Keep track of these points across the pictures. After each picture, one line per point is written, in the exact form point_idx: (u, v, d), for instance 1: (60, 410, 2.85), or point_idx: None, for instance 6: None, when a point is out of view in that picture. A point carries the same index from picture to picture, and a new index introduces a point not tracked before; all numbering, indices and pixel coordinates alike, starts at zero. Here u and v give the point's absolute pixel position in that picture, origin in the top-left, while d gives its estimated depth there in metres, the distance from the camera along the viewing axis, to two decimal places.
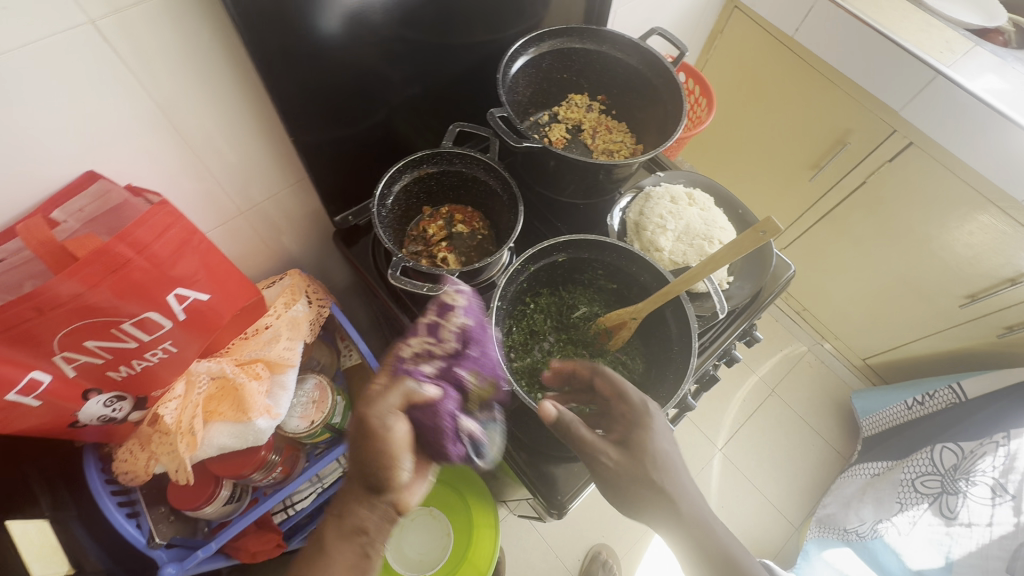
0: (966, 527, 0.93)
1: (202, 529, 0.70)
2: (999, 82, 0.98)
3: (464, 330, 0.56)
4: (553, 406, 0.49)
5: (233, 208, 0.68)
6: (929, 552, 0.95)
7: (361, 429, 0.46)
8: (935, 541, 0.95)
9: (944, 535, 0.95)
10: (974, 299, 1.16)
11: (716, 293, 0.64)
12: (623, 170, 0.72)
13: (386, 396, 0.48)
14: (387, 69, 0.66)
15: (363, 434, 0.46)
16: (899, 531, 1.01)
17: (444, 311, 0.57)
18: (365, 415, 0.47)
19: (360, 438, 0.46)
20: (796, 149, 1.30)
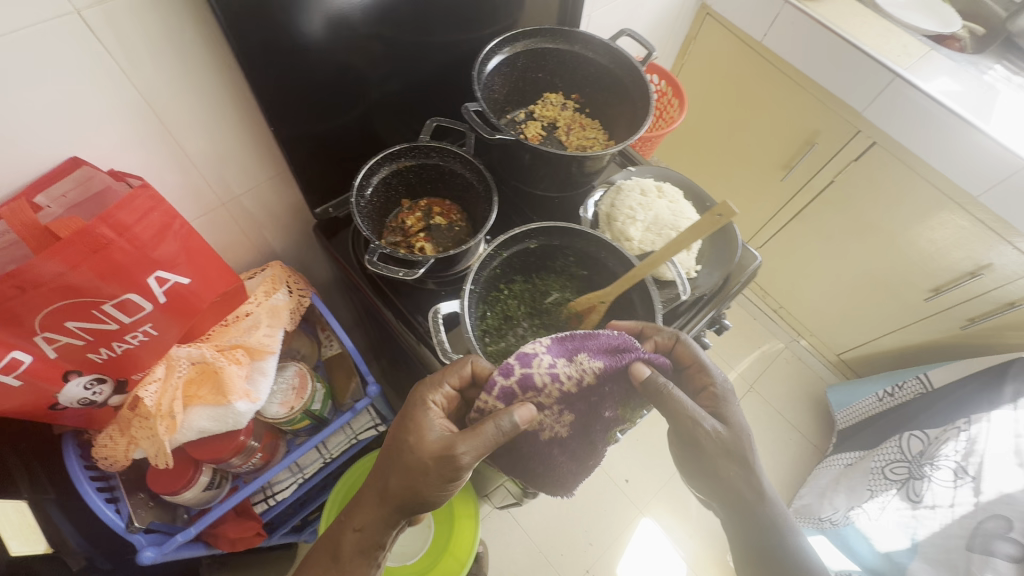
0: (931, 509, 0.95)
1: (181, 516, 0.72)
2: (953, 84, 1.02)
3: (566, 367, 0.55)
4: (644, 369, 0.55)
5: (215, 199, 0.70)
6: (896, 534, 0.97)
7: (445, 470, 0.52)
8: (903, 524, 0.97)
9: (911, 518, 0.97)
10: (939, 291, 1.20)
11: (681, 280, 0.69)
12: (594, 162, 0.75)
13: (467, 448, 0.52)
14: (366, 66, 0.69)
15: (440, 470, 0.52)
16: (869, 516, 1.04)
17: (524, 364, 0.54)
18: (455, 458, 0.51)
19: (437, 475, 0.53)
20: (767, 150, 1.35)
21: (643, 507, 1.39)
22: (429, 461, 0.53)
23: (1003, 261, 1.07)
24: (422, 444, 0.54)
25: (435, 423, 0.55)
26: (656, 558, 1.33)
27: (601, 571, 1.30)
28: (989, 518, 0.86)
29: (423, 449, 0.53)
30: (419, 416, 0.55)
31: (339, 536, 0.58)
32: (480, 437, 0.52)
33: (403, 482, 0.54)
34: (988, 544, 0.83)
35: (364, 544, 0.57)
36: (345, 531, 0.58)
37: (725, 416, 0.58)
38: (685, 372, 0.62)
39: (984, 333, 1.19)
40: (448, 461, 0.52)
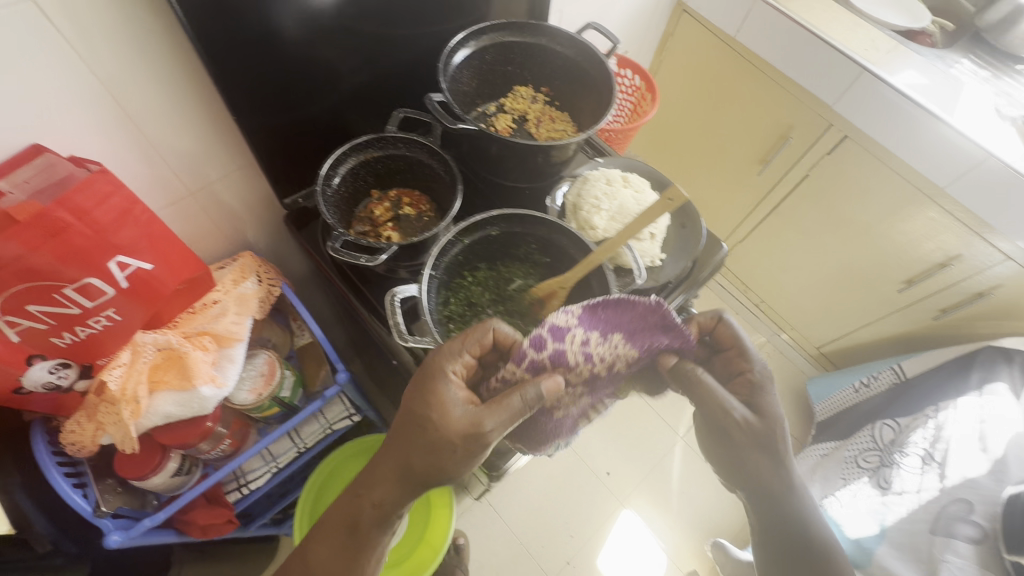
0: (899, 495, 0.93)
1: (151, 502, 0.73)
2: (920, 77, 1.04)
3: (599, 346, 0.58)
4: (671, 357, 0.59)
5: (183, 188, 0.71)
6: (866, 520, 0.94)
7: (472, 446, 0.53)
8: (873, 510, 0.94)
9: (881, 504, 0.94)
10: (912, 283, 1.22)
11: (637, 264, 0.69)
12: (560, 152, 0.76)
13: (494, 419, 0.52)
14: (330, 57, 0.70)
15: (467, 447, 0.53)
16: (839, 504, 1.01)
17: (557, 338, 0.56)
18: (484, 433, 0.52)
19: (464, 452, 0.53)
20: (744, 145, 1.36)
21: (624, 499, 1.40)
22: (457, 438, 0.52)
23: (970, 250, 1.09)
24: (447, 422, 0.53)
25: (455, 396, 0.54)
26: (637, 548, 1.34)
27: (582, 562, 1.31)
28: (952, 501, 0.87)
29: (449, 427, 0.53)
30: (440, 390, 0.54)
31: (358, 510, 0.57)
32: (509, 410, 0.52)
33: (427, 459, 0.54)
34: (950, 526, 0.85)
35: (383, 517, 0.57)
36: (363, 504, 0.57)
37: (759, 407, 0.59)
38: (724, 355, 0.63)
39: (956, 323, 1.21)
40: (475, 438, 0.52)
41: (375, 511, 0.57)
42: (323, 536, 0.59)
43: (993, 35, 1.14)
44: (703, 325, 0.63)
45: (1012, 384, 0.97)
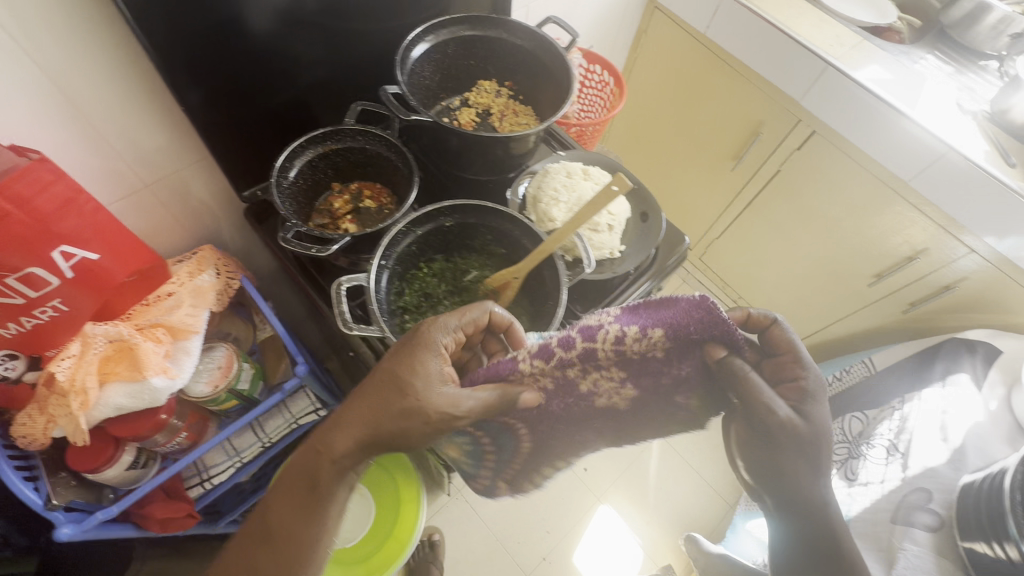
0: (864, 486, 0.92)
1: (107, 496, 0.72)
2: (883, 72, 1.05)
3: (632, 336, 0.49)
4: (720, 351, 0.47)
5: (137, 180, 0.71)
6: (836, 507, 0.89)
7: (447, 422, 0.52)
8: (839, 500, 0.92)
9: (846, 495, 0.92)
10: (881, 277, 1.23)
11: (585, 251, 0.68)
12: (519, 144, 0.76)
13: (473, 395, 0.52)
14: (282, 49, 0.71)
15: (441, 422, 0.52)
16: None
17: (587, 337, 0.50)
18: (462, 411, 0.51)
19: (436, 426, 0.52)
20: (717, 141, 1.37)
21: (601, 495, 1.40)
22: (434, 412, 0.52)
23: (936, 244, 1.10)
24: (428, 393, 0.52)
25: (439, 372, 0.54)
26: (614, 543, 1.34)
27: (558, 557, 1.31)
28: (912, 491, 0.86)
29: (429, 398, 0.52)
30: (426, 361, 0.53)
31: (318, 467, 0.53)
32: (489, 391, 0.52)
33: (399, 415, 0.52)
34: (909, 515, 0.82)
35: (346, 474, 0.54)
36: (322, 461, 0.53)
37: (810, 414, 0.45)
38: (775, 360, 0.48)
39: (924, 317, 1.22)
40: (452, 416, 0.52)
41: (336, 468, 0.53)
42: (284, 488, 0.54)
43: (957, 32, 1.15)
44: (750, 323, 0.49)
45: (973, 375, 0.99)
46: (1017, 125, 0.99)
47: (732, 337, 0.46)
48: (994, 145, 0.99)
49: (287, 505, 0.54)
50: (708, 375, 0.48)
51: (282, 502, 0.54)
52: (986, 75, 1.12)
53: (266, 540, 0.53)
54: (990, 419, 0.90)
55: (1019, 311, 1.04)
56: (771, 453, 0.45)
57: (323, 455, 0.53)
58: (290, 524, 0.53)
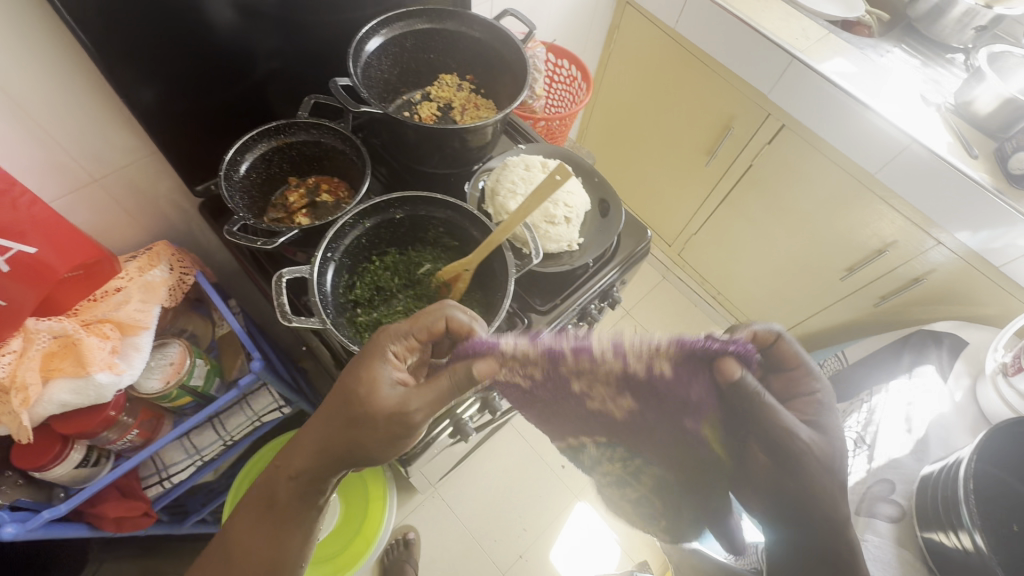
0: None
1: (58, 495, 0.70)
2: (848, 65, 1.06)
3: (634, 341, 0.42)
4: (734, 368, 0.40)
5: (84, 175, 0.71)
6: None
7: (394, 425, 0.51)
8: None
9: None
10: (853, 271, 1.23)
11: (533, 242, 0.67)
12: (475, 136, 0.75)
13: (421, 397, 0.50)
14: (231, 43, 0.71)
15: (389, 426, 0.51)
16: None
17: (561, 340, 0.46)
18: (409, 415, 0.50)
19: (383, 430, 0.51)
20: (691, 136, 1.37)
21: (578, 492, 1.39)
22: (381, 416, 0.50)
23: (905, 238, 1.10)
24: (374, 402, 0.50)
25: (388, 372, 0.52)
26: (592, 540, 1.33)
27: (535, 554, 1.31)
28: (876, 483, 0.81)
29: (376, 406, 0.50)
30: (374, 368, 0.51)
31: (276, 487, 0.54)
32: (433, 391, 0.50)
33: (349, 433, 0.51)
34: (872, 505, 0.76)
35: (306, 495, 0.54)
36: (280, 479, 0.54)
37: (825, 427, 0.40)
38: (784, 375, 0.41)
39: (895, 310, 1.22)
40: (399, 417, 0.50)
41: (292, 488, 0.53)
42: (250, 507, 0.55)
43: (923, 25, 1.16)
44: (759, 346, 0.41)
45: (939, 366, 0.98)
46: (979, 116, 0.99)
47: (748, 355, 0.40)
48: (957, 136, 0.99)
49: (248, 521, 0.55)
50: (715, 403, 0.41)
51: (244, 516, 0.55)
52: (952, 68, 1.13)
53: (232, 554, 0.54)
54: (954, 409, 0.90)
55: (987, 302, 1.04)
56: (783, 472, 0.39)
57: (280, 474, 0.54)
58: (251, 539, 0.54)
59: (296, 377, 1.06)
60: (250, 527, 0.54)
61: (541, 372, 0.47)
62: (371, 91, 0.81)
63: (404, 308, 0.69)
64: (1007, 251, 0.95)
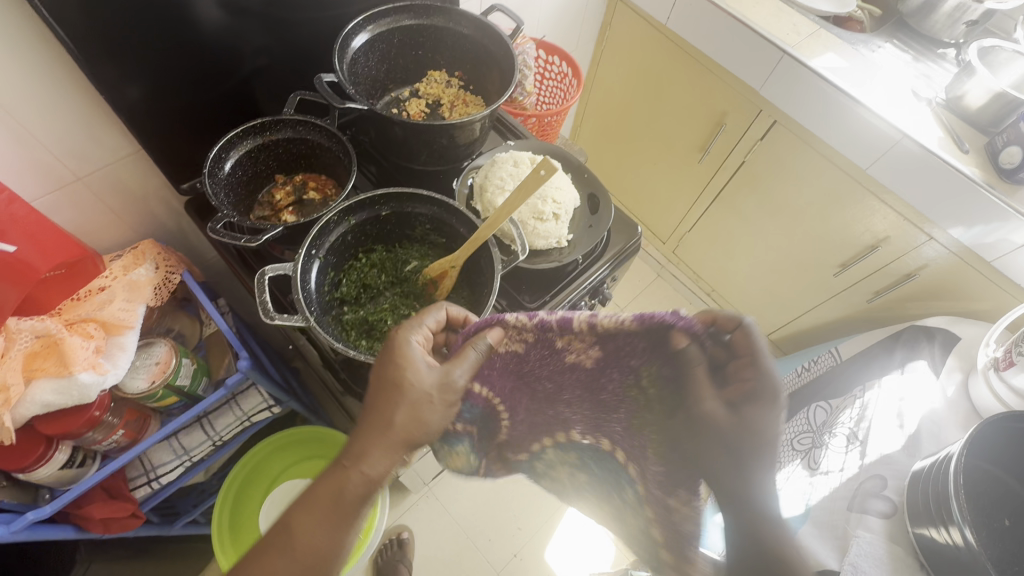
0: (825, 475, 0.88)
1: (42, 496, 0.69)
2: (839, 60, 1.05)
3: (606, 317, 0.47)
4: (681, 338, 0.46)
5: (68, 173, 0.70)
6: (794, 500, 0.88)
7: (448, 395, 0.50)
8: (802, 492, 0.89)
9: (808, 486, 0.88)
10: (845, 267, 1.23)
11: (519, 238, 0.67)
12: (463, 132, 0.75)
13: (464, 365, 0.50)
14: (216, 40, 0.70)
15: (443, 396, 0.50)
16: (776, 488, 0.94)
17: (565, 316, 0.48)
18: (456, 384, 0.50)
19: (441, 403, 0.50)
20: (684, 133, 1.37)
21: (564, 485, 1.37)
22: (431, 389, 0.49)
23: (898, 233, 1.10)
24: (420, 380, 0.49)
25: (421, 352, 0.51)
26: (587, 539, 1.32)
27: (529, 553, 1.30)
28: (867, 478, 0.83)
29: (423, 384, 0.49)
30: (405, 352, 0.50)
31: (345, 481, 0.46)
32: (472, 359, 0.50)
33: (410, 413, 0.48)
34: (864, 502, 0.81)
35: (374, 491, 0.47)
36: (350, 475, 0.46)
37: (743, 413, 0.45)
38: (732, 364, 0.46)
39: (888, 306, 1.22)
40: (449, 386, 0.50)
41: (365, 480, 0.46)
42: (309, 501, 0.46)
43: (915, 20, 1.15)
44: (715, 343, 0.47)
45: (930, 362, 0.97)
46: (970, 111, 0.99)
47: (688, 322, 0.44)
48: (948, 131, 0.99)
49: (314, 519, 0.46)
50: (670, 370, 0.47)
51: (304, 514, 0.46)
52: (944, 63, 1.12)
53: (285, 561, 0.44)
54: (946, 404, 0.89)
55: (980, 296, 1.04)
56: (701, 444, 0.47)
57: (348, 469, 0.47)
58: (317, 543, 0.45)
59: (288, 377, 1.05)
60: (316, 529, 0.45)
61: (533, 339, 0.51)
62: (359, 88, 0.81)
63: (390, 306, 0.69)
64: (1000, 246, 0.95)
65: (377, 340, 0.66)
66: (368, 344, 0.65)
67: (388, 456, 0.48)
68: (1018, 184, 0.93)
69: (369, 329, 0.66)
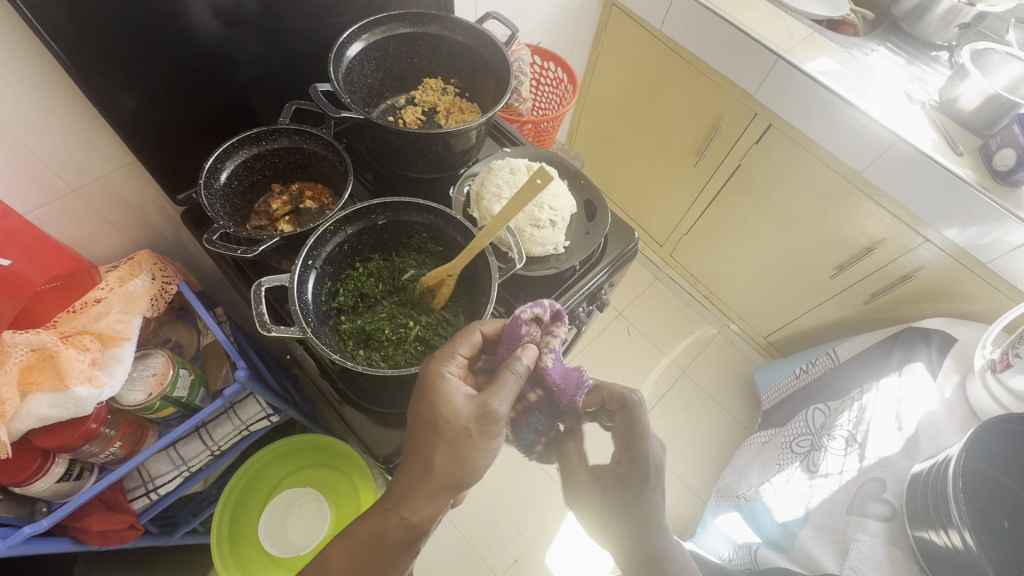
0: (824, 478, 0.89)
1: (40, 510, 0.69)
2: (832, 64, 1.06)
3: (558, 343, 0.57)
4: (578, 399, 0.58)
5: (63, 185, 0.70)
6: (793, 504, 0.89)
7: (486, 426, 0.50)
8: (800, 494, 0.90)
9: (808, 488, 0.90)
10: (842, 269, 1.23)
11: (517, 246, 0.67)
12: (459, 140, 0.75)
13: (500, 395, 0.51)
14: (210, 52, 0.70)
15: (481, 428, 0.50)
16: (774, 489, 0.97)
17: (558, 322, 0.59)
18: (494, 414, 0.51)
19: (479, 434, 0.50)
20: (680, 136, 1.37)
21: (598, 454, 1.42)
22: (468, 422, 0.50)
23: (894, 235, 1.10)
24: (457, 414, 0.50)
25: (456, 387, 0.52)
26: (586, 544, 1.32)
27: (529, 559, 1.30)
28: (865, 481, 0.83)
29: (460, 418, 0.50)
30: (441, 387, 0.52)
31: (385, 525, 0.50)
32: (509, 387, 0.52)
33: (449, 452, 0.49)
34: (864, 505, 0.80)
35: (412, 536, 0.50)
36: (390, 519, 0.50)
37: None
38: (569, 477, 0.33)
39: (886, 307, 1.22)
40: (487, 414, 0.50)
41: (406, 524, 0.50)
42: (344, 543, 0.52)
43: (908, 23, 1.16)
44: (607, 401, 0.58)
45: (928, 363, 0.98)
46: (964, 113, 1.00)
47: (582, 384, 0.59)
48: (942, 133, 1.00)
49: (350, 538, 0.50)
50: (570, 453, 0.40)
51: (342, 553, 0.52)
52: (937, 66, 1.13)
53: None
54: (944, 405, 0.89)
55: (975, 297, 1.05)
56: None
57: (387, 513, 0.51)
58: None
59: (286, 386, 1.04)
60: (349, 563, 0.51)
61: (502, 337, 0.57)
62: (354, 97, 0.81)
63: (388, 315, 0.69)
64: (997, 247, 0.95)
65: (375, 349, 0.66)
66: (365, 354, 0.65)
67: (431, 500, 0.50)
68: (1012, 186, 0.93)
69: (366, 339, 0.66)
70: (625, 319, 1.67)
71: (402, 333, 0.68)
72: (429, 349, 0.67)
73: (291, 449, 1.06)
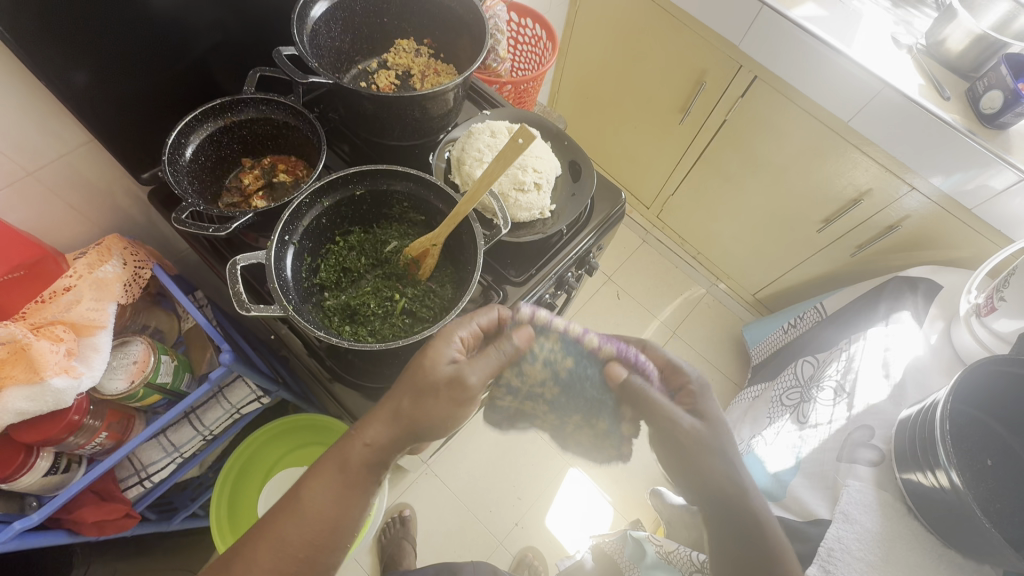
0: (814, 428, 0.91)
1: (30, 504, 0.66)
2: (818, 10, 1.03)
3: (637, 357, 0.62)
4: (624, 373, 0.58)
5: (17, 168, 0.65)
6: (784, 455, 0.91)
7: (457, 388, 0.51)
8: (791, 445, 0.91)
9: (798, 439, 0.92)
10: (829, 222, 1.23)
11: (501, 211, 0.64)
12: (436, 104, 0.71)
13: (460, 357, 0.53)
14: (163, 19, 0.65)
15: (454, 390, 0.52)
16: (765, 442, 0.98)
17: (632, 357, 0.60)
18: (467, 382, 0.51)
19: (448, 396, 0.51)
20: (665, 93, 1.33)
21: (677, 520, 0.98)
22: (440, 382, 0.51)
23: (880, 185, 1.09)
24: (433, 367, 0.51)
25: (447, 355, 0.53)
26: (583, 504, 1.35)
27: (530, 522, 1.32)
28: (855, 428, 0.85)
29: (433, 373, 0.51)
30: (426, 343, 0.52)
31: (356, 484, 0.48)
32: (490, 360, 0.53)
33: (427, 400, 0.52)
34: (853, 452, 0.82)
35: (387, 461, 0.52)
36: (354, 445, 0.52)
37: (704, 412, 0.56)
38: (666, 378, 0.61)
39: (872, 258, 1.23)
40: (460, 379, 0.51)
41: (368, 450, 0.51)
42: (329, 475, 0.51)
43: None
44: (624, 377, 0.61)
45: (915, 312, 0.98)
46: (951, 56, 0.98)
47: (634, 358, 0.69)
48: (929, 79, 0.98)
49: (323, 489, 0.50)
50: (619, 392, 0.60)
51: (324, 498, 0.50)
52: (923, 8, 1.10)
53: (297, 526, 0.49)
54: (930, 351, 0.91)
55: (961, 245, 1.05)
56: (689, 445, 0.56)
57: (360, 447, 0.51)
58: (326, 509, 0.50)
59: (276, 367, 1.02)
60: (334, 499, 0.50)
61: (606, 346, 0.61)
62: (323, 62, 0.76)
63: (373, 289, 0.67)
64: (981, 192, 0.95)
65: (361, 324, 0.64)
66: (352, 330, 0.63)
67: None
68: (999, 129, 0.92)
69: (352, 314, 0.65)
70: (615, 284, 1.66)
71: (388, 306, 0.66)
72: (416, 322, 0.65)
73: (289, 428, 1.06)
